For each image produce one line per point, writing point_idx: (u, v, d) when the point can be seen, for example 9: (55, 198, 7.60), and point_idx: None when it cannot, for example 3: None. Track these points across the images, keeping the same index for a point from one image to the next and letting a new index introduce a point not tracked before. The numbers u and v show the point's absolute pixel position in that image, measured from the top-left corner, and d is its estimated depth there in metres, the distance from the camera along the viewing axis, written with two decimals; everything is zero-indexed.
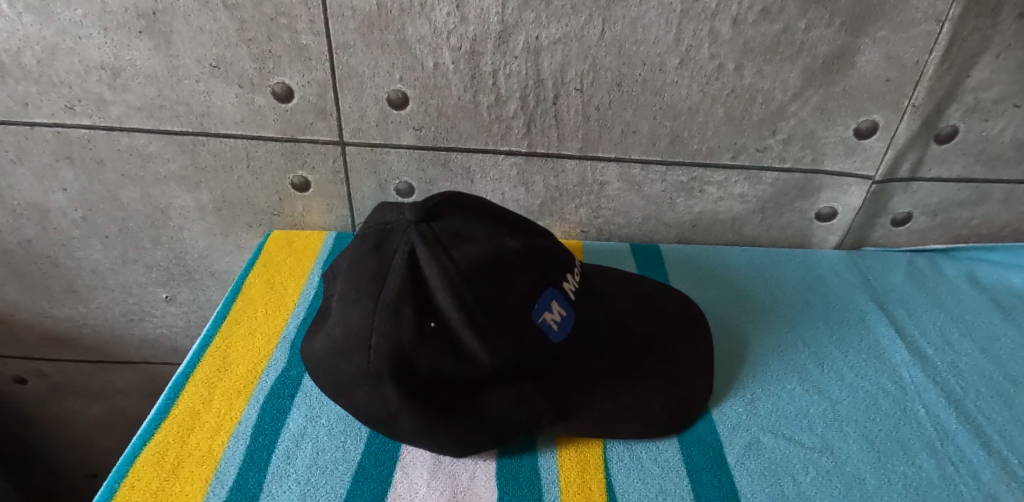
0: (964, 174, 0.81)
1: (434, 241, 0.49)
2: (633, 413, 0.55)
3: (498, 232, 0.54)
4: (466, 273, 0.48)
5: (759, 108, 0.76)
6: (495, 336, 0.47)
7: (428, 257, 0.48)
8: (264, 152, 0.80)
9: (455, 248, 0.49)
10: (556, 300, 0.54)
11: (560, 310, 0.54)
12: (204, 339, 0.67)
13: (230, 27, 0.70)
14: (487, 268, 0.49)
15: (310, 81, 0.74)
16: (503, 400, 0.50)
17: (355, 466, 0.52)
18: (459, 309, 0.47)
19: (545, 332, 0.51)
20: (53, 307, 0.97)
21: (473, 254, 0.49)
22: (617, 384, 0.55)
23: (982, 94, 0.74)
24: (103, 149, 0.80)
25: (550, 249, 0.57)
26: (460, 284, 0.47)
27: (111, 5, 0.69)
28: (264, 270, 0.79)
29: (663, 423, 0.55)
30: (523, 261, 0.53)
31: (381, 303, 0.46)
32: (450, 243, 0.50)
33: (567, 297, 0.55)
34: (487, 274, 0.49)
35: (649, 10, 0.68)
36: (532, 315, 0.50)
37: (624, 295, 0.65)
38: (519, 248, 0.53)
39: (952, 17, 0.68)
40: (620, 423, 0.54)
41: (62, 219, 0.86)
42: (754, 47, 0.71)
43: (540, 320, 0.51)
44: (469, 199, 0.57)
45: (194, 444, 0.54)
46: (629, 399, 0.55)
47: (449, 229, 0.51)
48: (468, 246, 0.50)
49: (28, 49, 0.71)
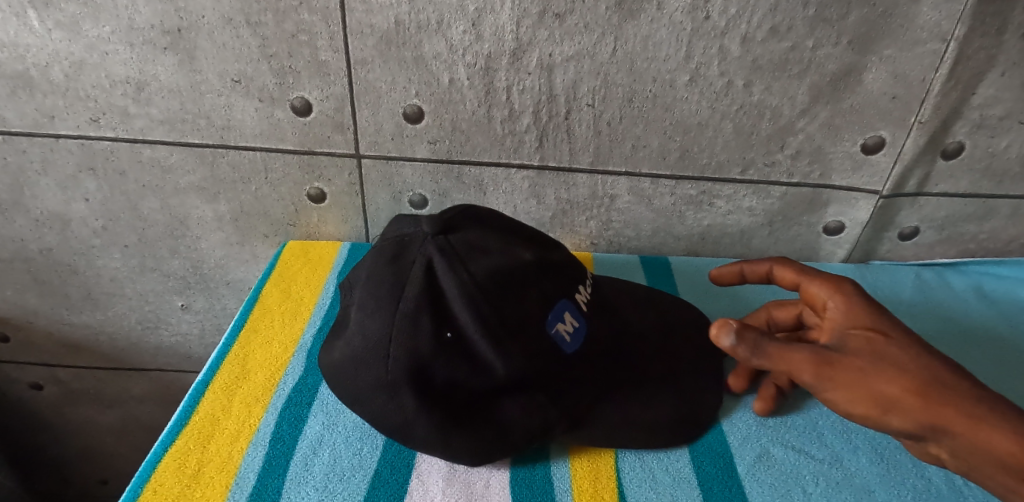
0: (971, 189, 0.82)
1: (452, 252, 0.51)
2: (645, 422, 0.55)
3: (513, 245, 0.55)
4: (484, 286, 0.49)
5: (767, 123, 0.77)
6: (510, 347, 0.48)
7: (445, 269, 0.50)
8: (282, 164, 0.82)
9: (472, 260, 0.51)
10: (569, 311, 0.54)
11: (573, 320, 0.54)
12: (223, 347, 0.69)
13: (251, 43, 0.72)
14: (503, 279, 0.50)
15: (329, 96, 0.76)
16: (516, 411, 0.51)
17: (372, 474, 0.53)
18: (475, 320, 0.48)
19: (557, 343, 0.51)
20: (70, 315, 0.99)
21: (490, 265, 0.51)
22: (630, 395, 0.56)
23: (988, 111, 0.75)
24: (125, 160, 0.82)
25: (563, 262, 0.59)
26: (480, 298, 0.48)
27: (137, 22, 0.71)
28: (281, 279, 0.81)
29: (672, 433, 0.56)
30: (537, 273, 0.54)
31: (401, 312, 0.48)
32: (467, 255, 0.51)
33: (580, 308, 0.56)
34: (504, 285, 0.50)
35: (660, 28, 0.70)
36: (545, 325, 0.51)
37: (639, 304, 0.66)
38: (534, 261, 0.54)
39: (958, 36, 0.69)
40: (634, 430, 0.55)
41: (83, 228, 0.88)
42: (763, 64, 0.72)
43: (553, 330, 0.51)
44: (485, 213, 0.59)
45: (214, 450, 0.55)
46: (639, 409, 0.56)
47: (465, 241, 0.52)
48: (484, 258, 0.51)
49: (55, 65, 0.74)
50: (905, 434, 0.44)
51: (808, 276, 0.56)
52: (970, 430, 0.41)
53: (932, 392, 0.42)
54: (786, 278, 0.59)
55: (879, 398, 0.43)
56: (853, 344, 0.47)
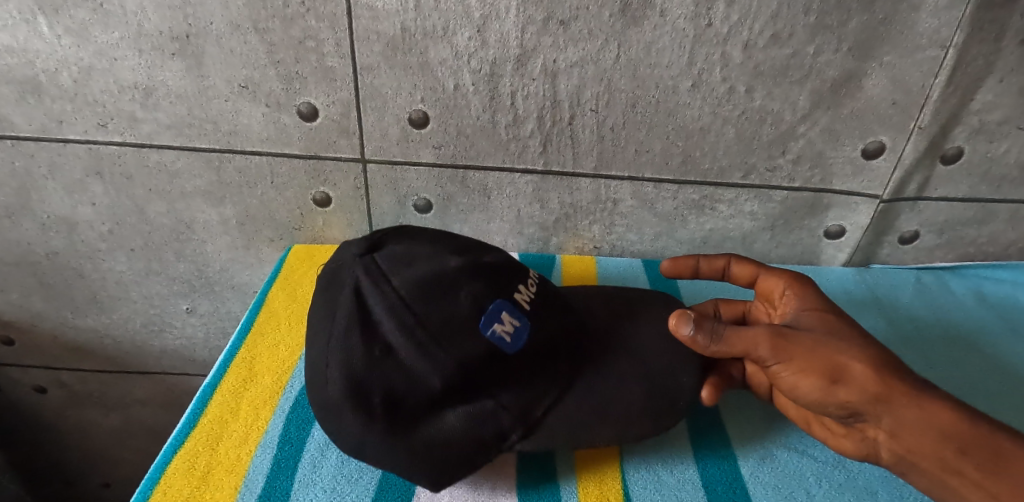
0: (970, 193, 0.83)
1: (376, 270, 0.52)
2: (614, 417, 0.53)
3: (441, 253, 0.55)
4: (407, 299, 0.50)
5: (769, 128, 0.78)
6: (438, 352, 0.48)
7: (370, 288, 0.51)
8: (288, 169, 0.83)
9: (397, 273, 0.52)
10: (506, 311, 0.53)
11: (512, 320, 0.53)
12: (230, 350, 0.70)
13: (259, 49, 0.73)
14: (428, 288, 0.50)
15: (335, 101, 0.77)
16: (468, 417, 0.50)
17: (380, 475, 0.54)
18: (399, 332, 0.48)
19: (495, 345, 0.51)
20: (76, 318, 0.99)
21: (413, 276, 0.51)
22: (591, 390, 0.54)
23: (986, 116, 0.76)
24: (132, 164, 0.82)
25: (499, 262, 0.57)
26: (404, 306, 0.49)
27: (147, 28, 0.72)
28: (287, 283, 0.81)
29: (641, 423, 0.53)
30: (465, 275, 0.53)
31: (338, 334, 0.49)
32: (391, 269, 0.52)
33: (521, 306, 0.54)
34: (429, 294, 0.50)
35: (663, 35, 0.71)
36: (480, 329, 0.50)
37: (599, 306, 0.66)
38: (458, 264, 0.53)
39: (957, 43, 0.70)
40: (601, 430, 0.53)
41: (89, 232, 0.89)
42: (765, 70, 0.73)
43: (489, 333, 0.51)
44: (421, 228, 0.60)
45: (223, 453, 0.56)
46: (603, 405, 0.54)
47: (392, 256, 0.53)
48: (409, 269, 0.52)
49: (65, 70, 0.75)
50: (845, 408, 0.48)
51: (766, 271, 0.65)
52: (909, 404, 0.46)
53: (876, 365, 0.48)
54: (744, 273, 0.68)
55: (829, 369, 0.48)
56: (808, 322, 0.54)
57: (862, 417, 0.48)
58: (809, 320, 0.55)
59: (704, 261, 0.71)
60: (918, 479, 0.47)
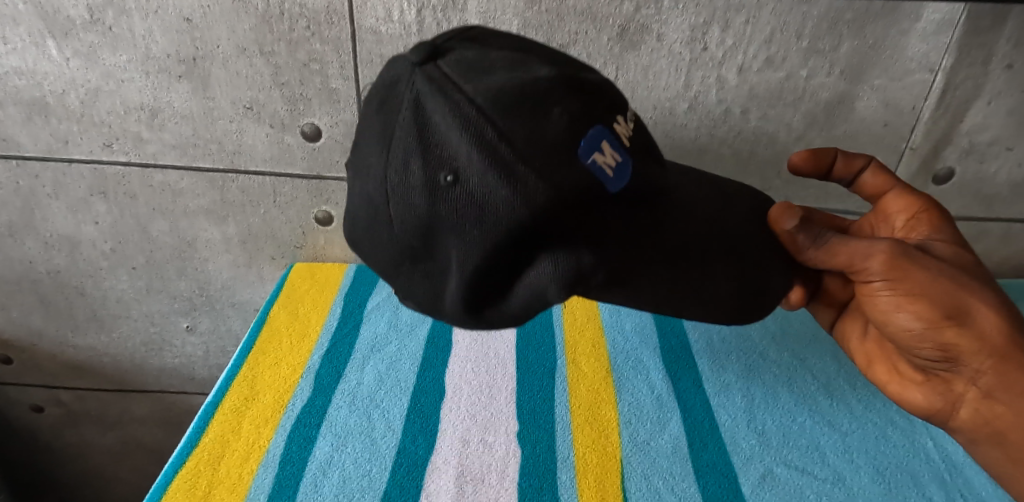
0: (963, 212, 0.84)
1: (441, 78, 0.35)
2: (702, 294, 0.41)
3: (525, 62, 0.37)
4: (485, 113, 0.33)
5: (764, 148, 0.80)
6: (524, 179, 0.32)
7: (433, 97, 0.34)
8: (291, 188, 0.84)
9: (470, 81, 0.35)
10: (609, 140, 0.36)
11: (615, 153, 0.36)
12: (232, 369, 0.70)
13: (264, 71, 0.74)
14: (515, 97, 0.33)
15: (338, 122, 0.78)
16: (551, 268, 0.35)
17: (381, 495, 0.54)
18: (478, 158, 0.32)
19: (597, 178, 0.34)
20: (75, 336, 0.99)
21: (494, 83, 0.34)
22: (686, 263, 0.40)
23: (976, 137, 0.78)
24: (136, 184, 0.83)
25: (600, 82, 0.39)
26: (476, 122, 0.33)
27: (154, 51, 0.73)
28: (288, 302, 0.82)
29: (729, 309, 0.43)
30: (564, 91, 0.35)
31: (387, 171, 0.35)
32: (460, 76, 0.35)
33: (624, 141, 0.38)
34: (514, 108, 0.33)
35: (659, 58, 0.73)
36: (577, 152, 0.34)
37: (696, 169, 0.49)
38: (554, 75, 0.36)
39: (945, 67, 0.72)
40: (683, 305, 0.42)
41: (91, 250, 0.89)
42: (760, 92, 0.75)
43: (589, 160, 0.34)
44: (492, 35, 0.43)
45: (224, 472, 0.56)
46: (696, 277, 0.41)
47: (460, 64, 0.36)
48: (487, 77, 0.35)
49: (72, 91, 0.76)
50: (945, 351, 0.47)
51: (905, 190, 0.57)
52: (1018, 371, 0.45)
53: (1002, 320, 0.45)
54: (876, 182, 0.59)
55: (952, 307, 0.45)
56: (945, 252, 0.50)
57: (958, 366, 0.47)
58: (945, 255, 0.49)
59: (840, 156, 0.60)
60: (987, 452, 0.49)
